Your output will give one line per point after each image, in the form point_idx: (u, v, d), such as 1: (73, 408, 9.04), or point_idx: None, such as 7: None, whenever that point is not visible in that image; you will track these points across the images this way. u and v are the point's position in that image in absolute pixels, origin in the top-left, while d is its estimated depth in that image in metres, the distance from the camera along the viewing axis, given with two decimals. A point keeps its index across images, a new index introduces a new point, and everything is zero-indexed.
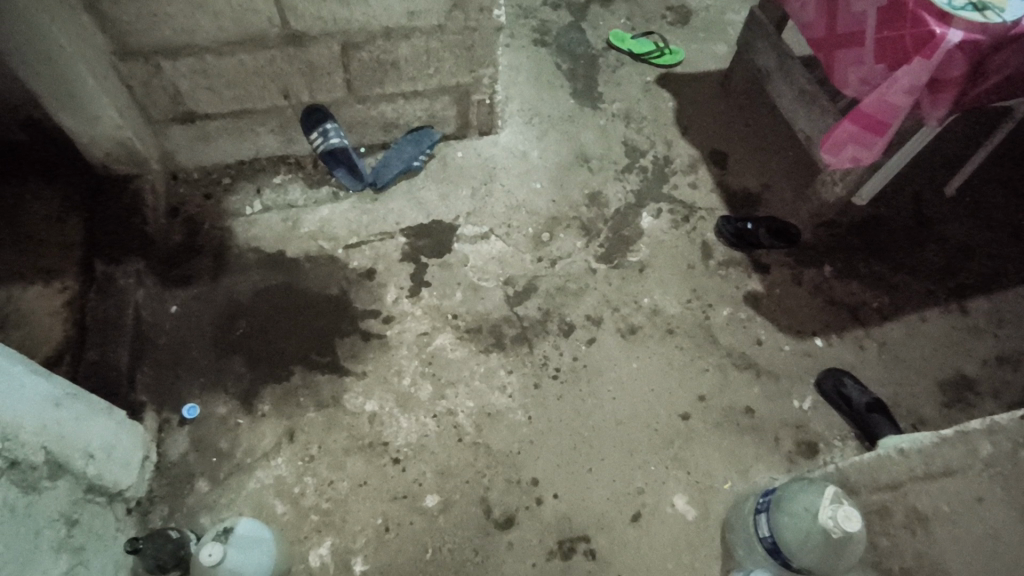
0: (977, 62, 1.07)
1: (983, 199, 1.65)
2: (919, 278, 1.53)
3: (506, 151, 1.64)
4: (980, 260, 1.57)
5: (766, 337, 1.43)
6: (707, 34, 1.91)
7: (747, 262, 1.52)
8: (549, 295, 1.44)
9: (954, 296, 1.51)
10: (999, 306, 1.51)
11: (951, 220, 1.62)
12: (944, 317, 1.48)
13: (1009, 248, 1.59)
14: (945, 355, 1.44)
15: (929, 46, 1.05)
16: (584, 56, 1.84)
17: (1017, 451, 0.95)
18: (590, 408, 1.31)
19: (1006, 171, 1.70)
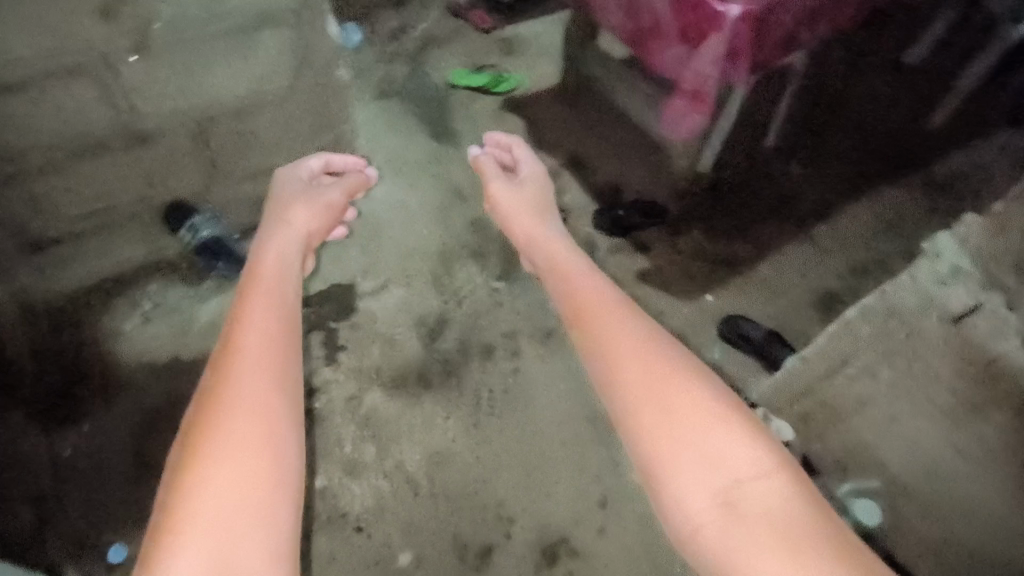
0: (757, 31, 1.27)
1: (796, 144, 1.93)
2: (772, 221, 1.75)
3: (384, 201, 1.67)
4: (811, 195, 1.82)
5: (666, 306, 1.56)
6: (534, 57, 2.08)
7: (629, 246, 1.66)
8: (464, 323, 1.48)
9: (800, 228, 1.74)
10: (836, 228, 1.75)
11: (780, 166, 1.87)
12: (800, 249, 1.70)
13: (828, 179, 1.86)
14: (810, 279, 1.65)
15: (717, 20, 1.23)
16: (431, 99, 1.93)
17: (886, 322, 1.00)
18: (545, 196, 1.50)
19: (806, 115, 2.00)
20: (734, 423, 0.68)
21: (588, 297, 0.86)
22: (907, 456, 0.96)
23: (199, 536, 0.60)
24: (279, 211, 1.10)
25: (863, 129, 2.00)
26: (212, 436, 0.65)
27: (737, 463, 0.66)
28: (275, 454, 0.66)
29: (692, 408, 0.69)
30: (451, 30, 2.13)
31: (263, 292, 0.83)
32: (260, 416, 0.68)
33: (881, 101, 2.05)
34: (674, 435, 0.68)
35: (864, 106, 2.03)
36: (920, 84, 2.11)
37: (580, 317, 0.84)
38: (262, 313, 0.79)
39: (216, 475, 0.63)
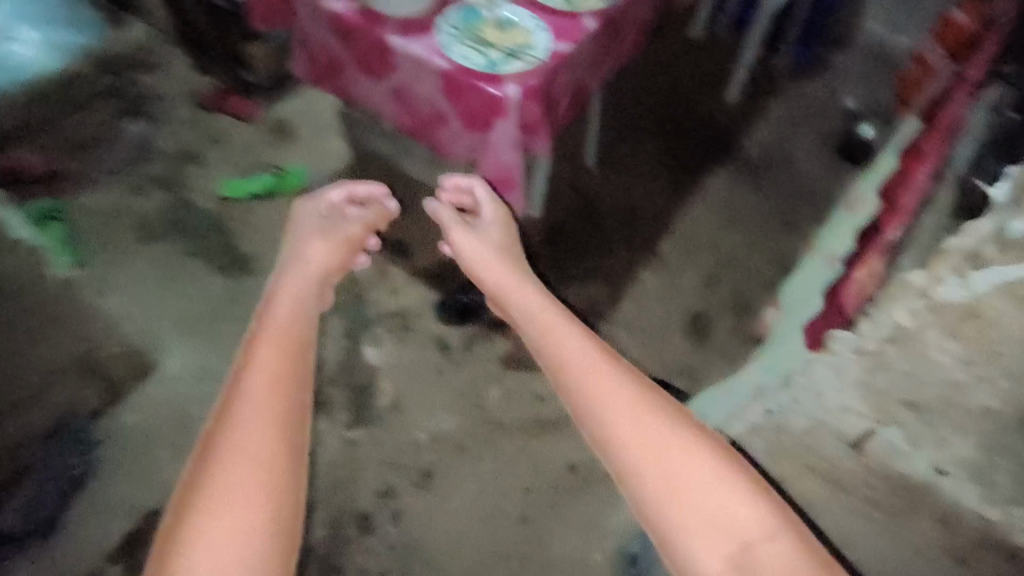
0: (544, 98, 1.08)
1: (615, 157, 1.90)
2: (617, 253, 1.72)
3: (185, 376, 1.40)
4: (645, 209, 1.81)
5: (544, 388, 1.47)
6: (315, 133, 1.80)
7: (484, 331, 1.54)
8: (328, 497, 1.30)
9: (642, 252, 1.73)
10: (676, 242, 1.76)
11: (608, 189, 1.83)
12: (652, 273, 1.69)
13: (656, 186, 1.86)
14: (671, 304, 1.65)
15: (500, 106, 1.03)
16: (206, 226, 1.62)
17: (779, 437, 0.76)
18: (507, 238, 1.10)
19: (615, 123, 1.98)
20: (716, 458, 0.64)
21: (551, 341, 0.77)
22: (876, 544, 0.69)
23: (228, 487, 0.58)
24: (298, 259, 0.99)
25: (671, 125, 2.00)
26: (246, 392, 0.64)
27: (693, 478, 0.62)
28: (284, 445, 0.62)
29: (682, 463, 0.63)
30: (211, 132, 1.80)
31: (286, 288, 0.85)
32: (292, 370, 0.68)
33: (679, 93, 2.07)
34: (652, 454, 0.64)
35: (665, 103, 2.04)
36: (707, 66, 2.15)
37: (554, 356, 0.76)
38: (295, 307, 0.79)
39: (241, 439, 0.60)
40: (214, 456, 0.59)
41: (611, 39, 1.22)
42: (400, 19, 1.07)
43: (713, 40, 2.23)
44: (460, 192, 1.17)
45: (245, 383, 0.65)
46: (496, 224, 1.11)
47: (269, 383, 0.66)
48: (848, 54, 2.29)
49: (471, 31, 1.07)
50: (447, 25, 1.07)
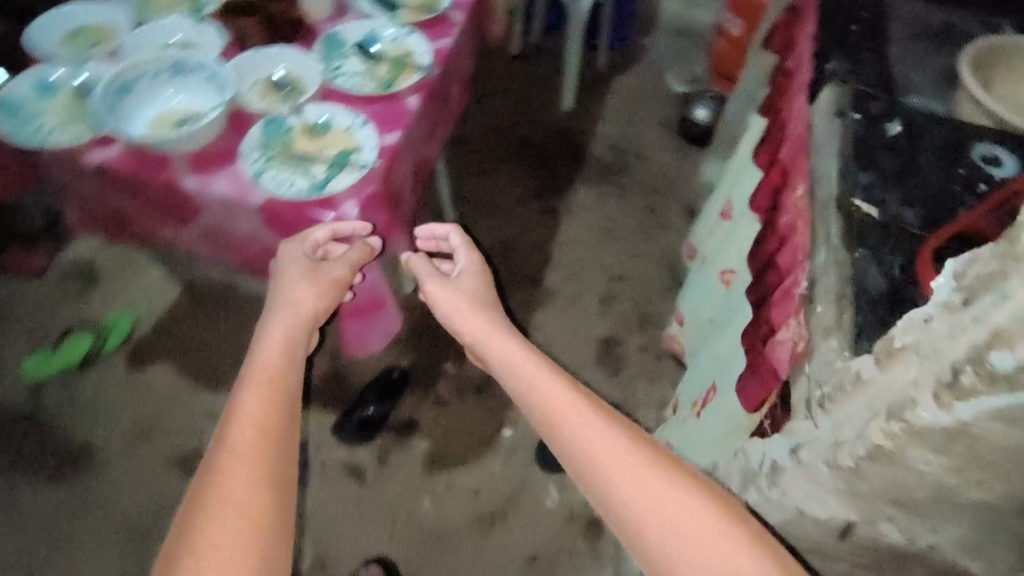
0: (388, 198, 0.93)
1: (475, 200, 1.82)
2: (510, 296, 1.64)
3: None
4: (521, 245, 1.74)
5: (478, 479, 1.35)
6: (128, 267, 1.52)
7: (395, 437, 1.39)
8: None
9: (533, 288, 1.66)
10: (562, 268, 1.70)
11: (478, 233, 1.75)
12: (549, 312, 1.62)
13: (524, 218, 1.79)
14: (577, 338, 1.58)
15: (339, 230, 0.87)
16: (20, 424, 1.32)
17: None
18: (484, 290, 0.99)
19: (464, 165, 1.89)
20: (719, 515, 0.57)
21: (549, 394, 0.70)
22: None
23: (222, 550, 0.51)
24: (293, 309, 0.78)
25: (521, 148, 1.94)
26: (234, 451, 0.58)
27: (695, 530, 0.56)
28: (278, 507, 0.55)
29: (679, 509, 0.57)
30: None
31: (278, 330, 0.74)
32: (268, 443, 0.59)
33: (519, 114, 2.03)
34: (644, 497, 0.58)
35: (508, 129, 1.99)
36: (537, 79, 2.12)
37: (545, 413, 0.69)
38: (282, 357, 0.70)
39: (238, 498, 0.54)
40: (189, 519, 0.53)
41: (439, 102, 1.09)
42: (191, 153, 0.88)
43: (534, 52, 2.20)
44: (431, 235, 1.08)
45: (219, 448, 0.58)
46: (468, 276, 1.00)
47: (242, 453, 0.58)
48: (656, 33, 2.36)
49: (280, 143, 0.89)
50: (250, 144, 0.89)
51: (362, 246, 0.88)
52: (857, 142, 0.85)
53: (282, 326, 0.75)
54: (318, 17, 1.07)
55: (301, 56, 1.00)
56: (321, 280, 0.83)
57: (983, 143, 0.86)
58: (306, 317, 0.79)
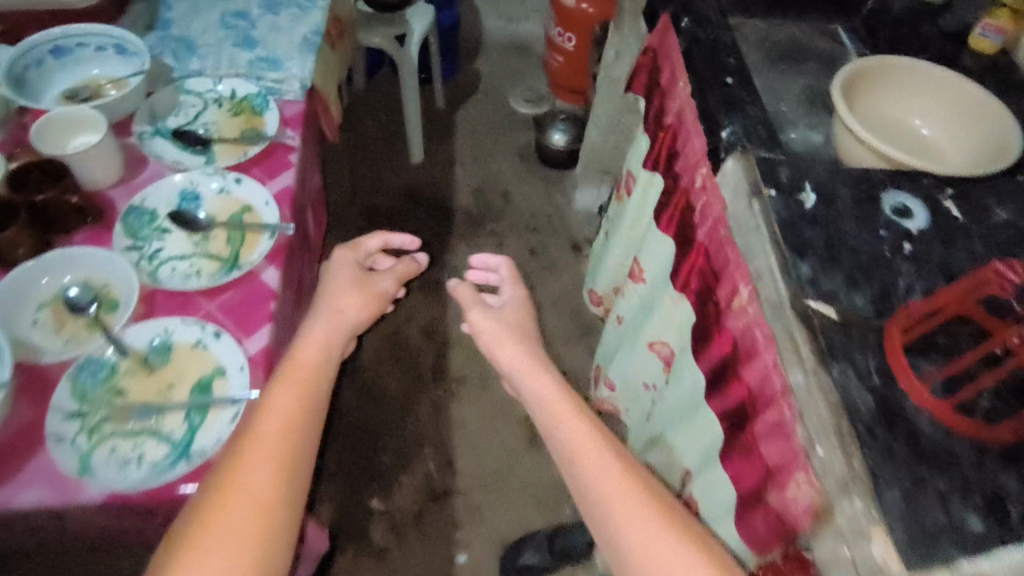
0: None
1: None
2: (446, 372, 1.51)
3: None
4: (412, 334, 1.57)
5: None
6: None
7: None
8: None
9: (445, 380, 1.50)
10: (466, 346, 1.55)
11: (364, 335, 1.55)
12: (465, 402, 1.47)
13: (408, 301, 1.62)
14: (504, 423, 1.45)
15: None
16: None
17: None
18: (528, 323, 0.94)
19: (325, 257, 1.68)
20: (662, 509, 0.62)
21: (558, 397, 0.76)
22: None
23: (233, 531, 0.55)
24: (341, 320, 0.80)
25: (383, 219, 1.75)
26: (263, 440, 0.61)
27: None
28: (287, 500, 0.59)
29: (634, 498, 0.63)
30: None
31: (320, 338, 0.74)
32: (302, 415, 0.65)
33: (370, 181, 1.83)
34: (649, 542, 0.60)
35: (362, 199, 1.79)
36: (378, 137, 1.93)
37: (558, 413, 0.73)
38: (313, 369, 0.70)
39: (254, 479, 0.58)
40: (218, 489, 0.57)
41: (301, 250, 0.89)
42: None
43: (365, 105, 1.99)
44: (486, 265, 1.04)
45: (245, 440, 0.61)
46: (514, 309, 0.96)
47: (267, 450, 0.60)
48: (487, 52, 2.24)
49: (108, 414, 0.65)
50: (60, 433, 0.63)
51: (407, 262, 0.94)
52: (783, 223, 0.77)
53: (328, 336, 0.75)
54: (111, 181, 0.82)
55: (86, 254, 0.73)
56: (367, 291, 0.86)
57: (891, 193, 0.84)
58: (335, 338, 0.77)
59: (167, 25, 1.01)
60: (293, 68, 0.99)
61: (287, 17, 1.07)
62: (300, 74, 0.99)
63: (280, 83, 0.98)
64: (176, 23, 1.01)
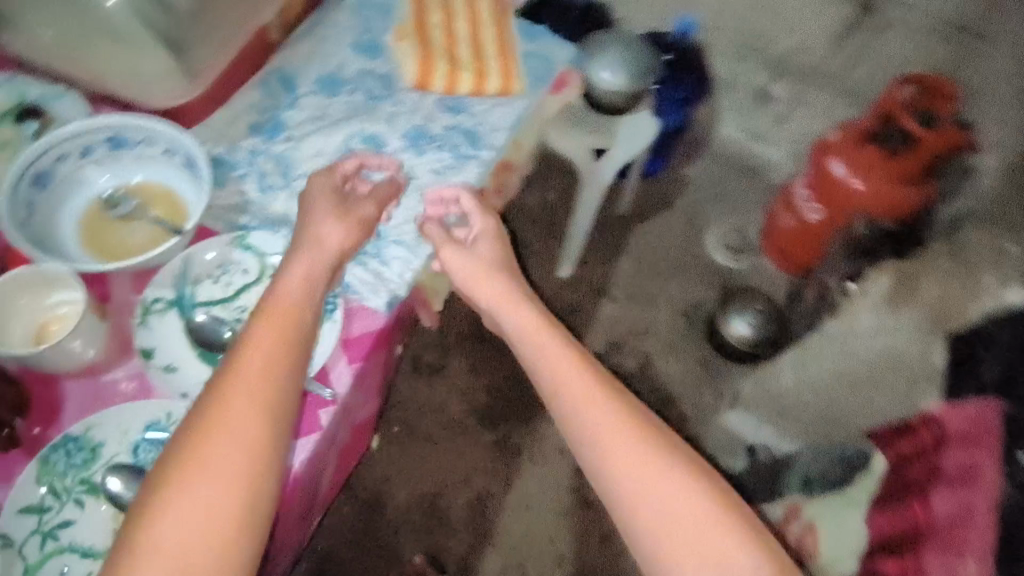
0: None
1: (409, 416, 1.29)
2: (495, 531, 1.21)
3: None
4: (454, 504, 1.23)
5: None
6: None
7: None
8: None
9: None
10: (510, 540, 1.20)
11: (392, 485, 1.23)
12: None
13: (468, 457, 1.27)
14: None
15: None
16: None
17: None
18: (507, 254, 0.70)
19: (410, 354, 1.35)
20: (698, 485, 0.54)
21: (542, 338, 0.62)
22: None
23: (208, 502, 0.46)
24: (316, 248, 0.61)
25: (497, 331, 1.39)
26: (238, 380, 0.50)
27: (692, 517, 0.53)
28: (268, 448, 0.49)
29: (677, 496, 0.53)
30: None
31: (301, 269, 0.59)
32: (282, 362, 0.52)
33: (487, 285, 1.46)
34: (638, 472, 0.54)
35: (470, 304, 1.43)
36: (531, 226, 1.54)
37: (554, 369, 0.60)
38: (292, 301, 0.57)
39: (228, 448, 0.47)
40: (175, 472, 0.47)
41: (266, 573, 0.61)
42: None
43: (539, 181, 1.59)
44: (448, 201, 0.71)
45: (220, 379, 0.50)
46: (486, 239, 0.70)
47: (239, 395, 0.50)
48: (706, 159, 1.64)
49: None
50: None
51: (392, 179, 0.71)
52: None
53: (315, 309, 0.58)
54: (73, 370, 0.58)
55: None
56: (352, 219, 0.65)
57: None
58: (320, 262, 0.61)
59: (276, 132, 0.74)
60: (392, 266, 0.70)
61: (431, 167, 0.76)
62: (398, 280, 0.69)
63: (366, 283, 0.68)
64: (288, 133, 0.75)
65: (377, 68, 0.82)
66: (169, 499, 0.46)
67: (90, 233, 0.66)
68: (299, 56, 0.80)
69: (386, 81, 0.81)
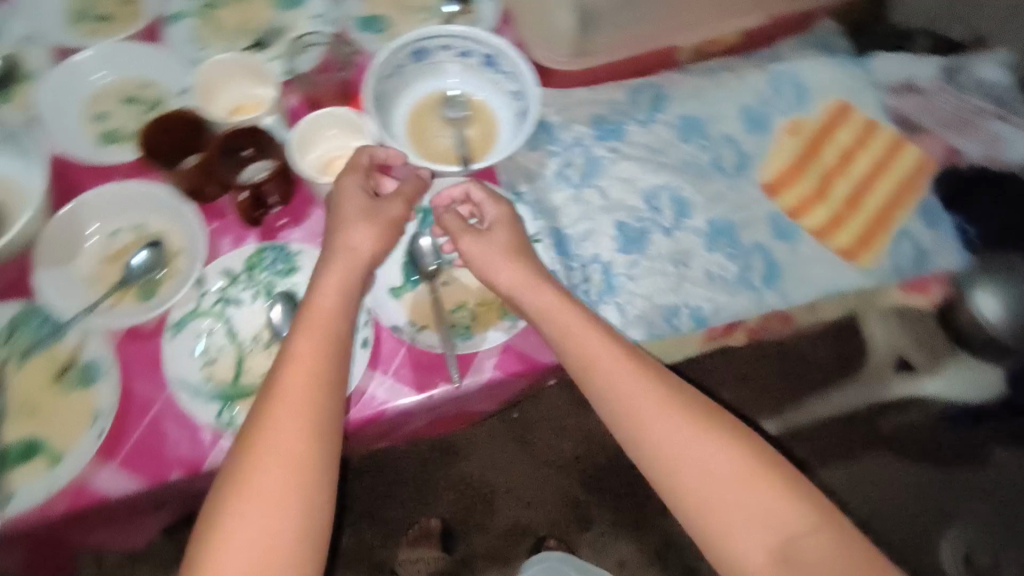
0: (34, 540, 0.58)
1: (532, 417, 1.19)
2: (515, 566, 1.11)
3: None
4: (504, 512, 1.14)
5: None
6: None
7: (169, 555, 1.06)
8: None
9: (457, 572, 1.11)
10: None
11: (468, 451, 1.16)
12: None
13: (547, 490, 1.15)
14: None
15: None
16: None
17: None
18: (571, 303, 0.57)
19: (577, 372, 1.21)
20: (759, 455, 0.50)
21: (569, 315, 0.56)
22: None
23: (266, 500, 0.47)
24: (348, 255, 0.57)
25: None
26: (283, 398, 0.50)
27: (730, 469, 0.49)
28: (316, 454, 0.49)
29: (722, 462, 0.49)
30: None
31: (336, 275, 0.56)
32: (314, 374, 0.51)
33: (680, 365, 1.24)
34: (672, 436, 0.50)
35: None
36: (774, 360, 1.25)
37: (583, 351, 0.54)
38: (332, 307, 0.55)
39: (276, 455, 0.48)
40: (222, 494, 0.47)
41: None
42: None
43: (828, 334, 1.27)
44: (457, 199, 0.63)
45: (261, 407, 0.50)
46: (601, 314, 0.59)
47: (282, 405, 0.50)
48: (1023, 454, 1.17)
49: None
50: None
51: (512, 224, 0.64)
52: None
53: (336, 298, 0.56)
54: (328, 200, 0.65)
55: (192, 220, 0.64)
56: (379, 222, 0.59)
57: None
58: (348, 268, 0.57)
59: (609, 138, 0.73)
60: None
61: (710, 267, 0.68)
62: None
63: None
64: (619, 145, 0.73)
65: (746, 143, 0.75)
66: (227, 516, 0.46)
67: (417, 112, 0.72)
68: (687, 87, 0.76)
69: (742, 161, 0.74)
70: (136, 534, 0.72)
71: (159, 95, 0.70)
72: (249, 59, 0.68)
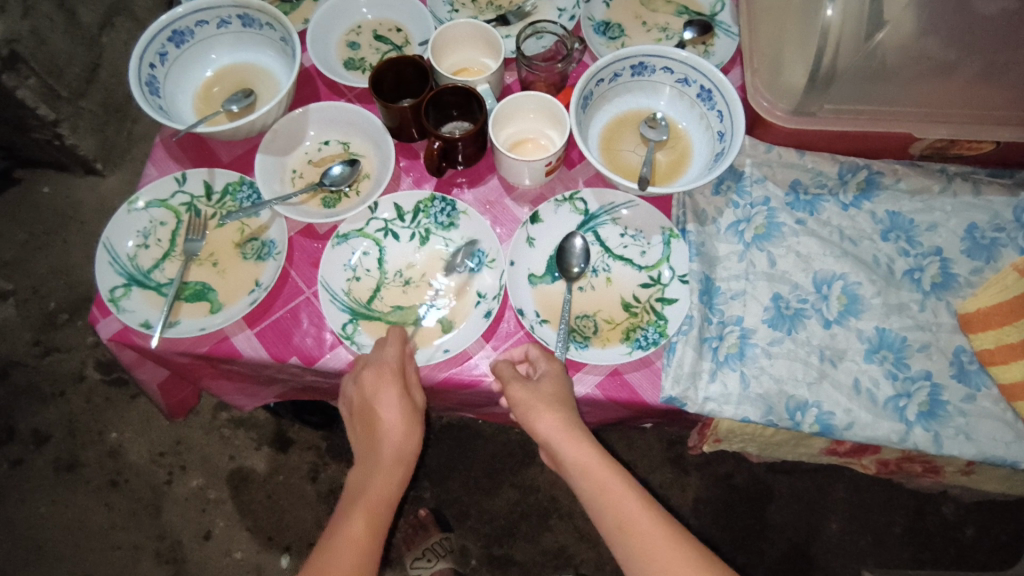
0: (177, 363, 0.67)
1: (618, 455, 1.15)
2: None
3: (95, 193, 1.41)
4: (555, 531, 1.12)
5: (221, 532, 1.14)
6: None
7: (267, 429, 1.20)
8: (14, 391, 1.24)
9: (489, 564, 1.11)
10: None
11: (545, 461, 1.16)
12: None
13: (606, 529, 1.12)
14: None
15: (103, 306, 0.64)
16: None
17: None
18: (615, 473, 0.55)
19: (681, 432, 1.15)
20: None
21: (611, 482, 0.54)
22: None
23: None
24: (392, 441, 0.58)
25: (759, 533, 1.09)
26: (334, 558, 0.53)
27: None
28: None
29: None
30: None
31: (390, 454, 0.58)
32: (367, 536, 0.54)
33: (803, 466, 1.13)
34: None
35: (780, 469, 1.12)
36: (905, 516, 1.09)
37: (619, 519, 0.53)
38: (382, 485, 0.57)
39: None
40: None
41: None
42: (166, 135, 0.74)
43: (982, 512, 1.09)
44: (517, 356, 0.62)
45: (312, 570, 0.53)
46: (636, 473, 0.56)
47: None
48: None
49: (189, 219, 0.69)
50: (162, 193, 0.69)
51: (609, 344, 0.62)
52: None
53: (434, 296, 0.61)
54: (506, 173, 0.69)
55: (388, 151, 0.71)
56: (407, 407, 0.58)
57: None
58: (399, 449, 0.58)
59: (802, 208, 0.69)
60: (712, 382, 0.61)
61: (860, 377, 0.61)
62: (699, 397, 0.60)
63: (682, 367, 0.61)
64: (808, 218, 0.69)
65: (956, 264, 0.66)
66: None
67: (617, 122, 0.73)
68: (913, 183, 0.69)
69: (944, 280, 0.65)
70: (242, 399, 0.80)
71: (404, 42, 0.79)
72: (487, 29, 0.73)
